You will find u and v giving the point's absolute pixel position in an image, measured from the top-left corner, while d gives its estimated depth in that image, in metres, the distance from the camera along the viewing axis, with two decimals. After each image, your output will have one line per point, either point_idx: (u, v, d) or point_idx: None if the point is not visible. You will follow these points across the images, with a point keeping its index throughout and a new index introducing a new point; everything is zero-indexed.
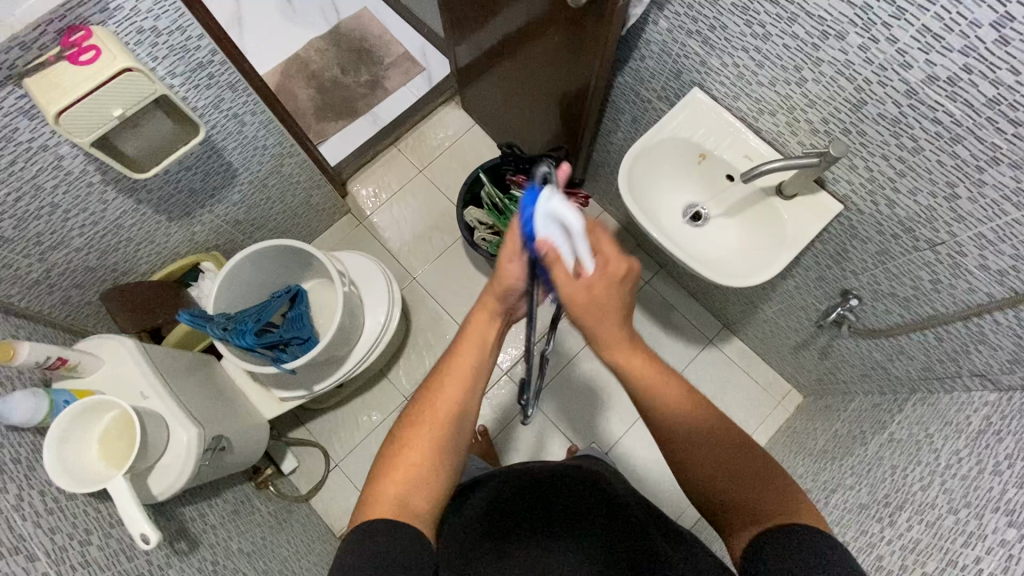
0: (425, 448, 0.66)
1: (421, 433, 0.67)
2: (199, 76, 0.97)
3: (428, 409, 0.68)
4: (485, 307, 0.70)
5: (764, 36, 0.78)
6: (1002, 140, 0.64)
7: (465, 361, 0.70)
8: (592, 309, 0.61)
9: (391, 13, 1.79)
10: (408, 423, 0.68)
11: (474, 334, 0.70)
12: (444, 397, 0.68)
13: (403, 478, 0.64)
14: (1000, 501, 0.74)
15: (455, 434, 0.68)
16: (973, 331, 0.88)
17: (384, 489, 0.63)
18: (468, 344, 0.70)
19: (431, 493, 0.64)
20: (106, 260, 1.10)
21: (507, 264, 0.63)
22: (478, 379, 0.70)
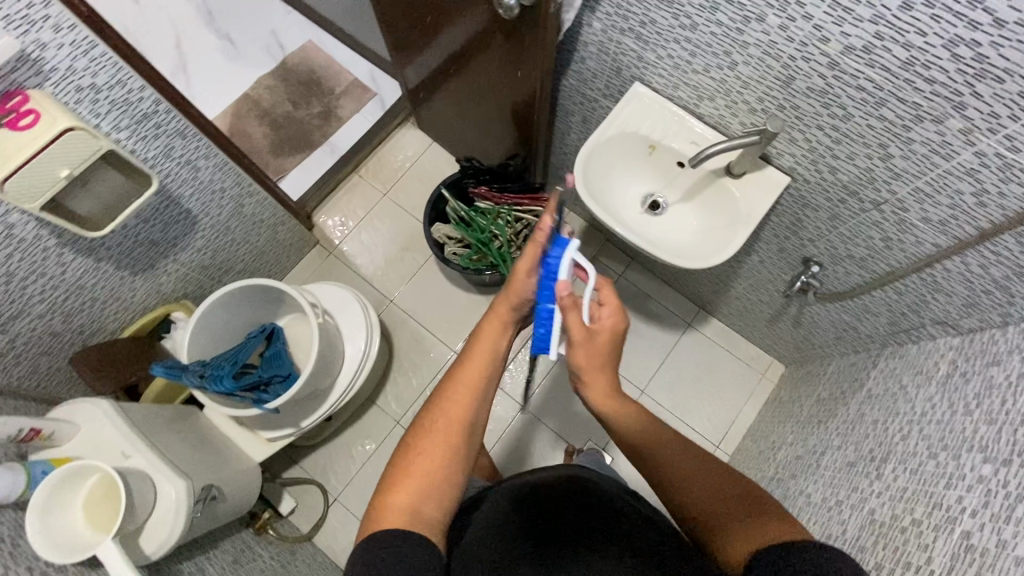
0: (441, 457, 0.67)
1: (432, 437, 0.68)
2: (145, 127, 0.96)
3: (444, 412, 0.70)
4: (496, 316, 0.76)
5: (691, 27, 0.82)
6: (922, 99, 0.68)
7: (477, 365, 0.73)
8: (592, 358, 0.71)
9: (336, 43, 1.80)
10: (423, 433, 0.69)
11: (487, 342, 0.75)
12: (460, 398, 0.71)
13: (414, 486, 0.64)
14: (974, 440, 0.77)
15: (467, 444, 0.70)
16: (928, 281, 0.92)
17: (397, 500, 0.63)
18: (482, 347, 0.74)
19: (441, 506, 0.64)
20: (73, 322, 1.08)
21: (520, 278, 0.73)
22: (489, 388, 0.73)
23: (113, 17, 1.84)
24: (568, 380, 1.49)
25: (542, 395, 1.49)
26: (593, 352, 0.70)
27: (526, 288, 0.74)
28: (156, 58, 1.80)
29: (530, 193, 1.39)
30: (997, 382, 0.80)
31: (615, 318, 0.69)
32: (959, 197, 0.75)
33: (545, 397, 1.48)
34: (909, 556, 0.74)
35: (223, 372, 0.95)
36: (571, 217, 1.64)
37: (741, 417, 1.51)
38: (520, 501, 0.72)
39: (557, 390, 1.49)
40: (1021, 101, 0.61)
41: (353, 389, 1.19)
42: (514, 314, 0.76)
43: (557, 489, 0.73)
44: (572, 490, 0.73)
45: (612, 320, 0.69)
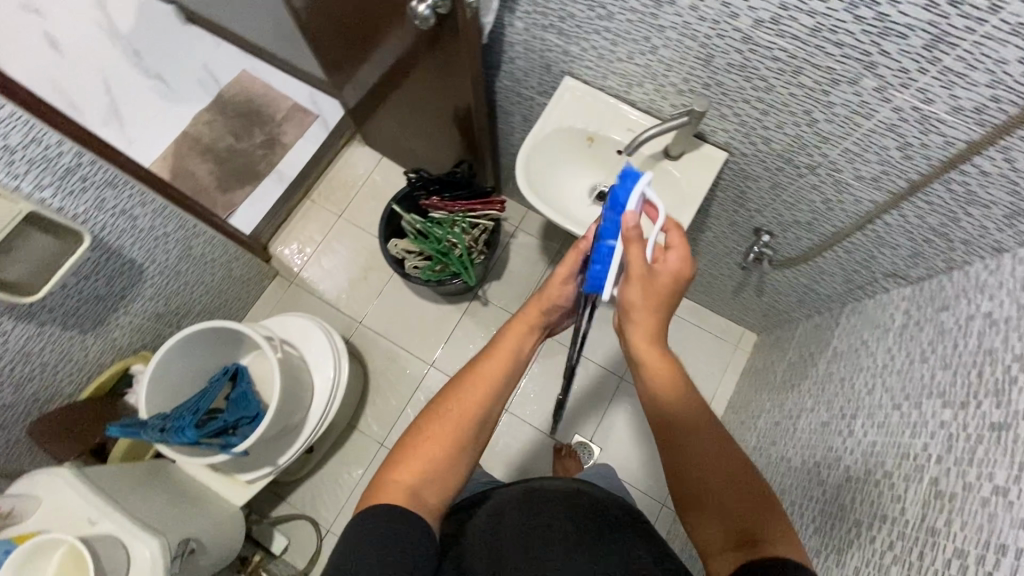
0: (448, 443, 0.64)
1: (444, 426, 0.65)
2: (70, 182, 0.93)
3: (456, 402, 0.66)
4: (525, 319, 0.72)
5: (608, 16, 0.82)
6: (835, 63, 0.69)
7: (497, 363, 0.68)
8: (647, 296, 0.62)
9: (271, 70, 1.77)
10: (432, 415, 0.66)
11: (511, 341, 0.70)
12: (473, 393, 0.66)
13: (420, 469, 0.63)
14: (932, 386, 0.79)
15: (474, 439, 0.66)
16: (873, 237, 0.94)
17: (400, 475, 0.62)
18: (505, 346, 0.69)
19: (442, 492, 0.63)
20: (24, 392, 1.04)
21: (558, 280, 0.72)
22: (504, 389, 0.68)
23: (28, 65, 1.74)
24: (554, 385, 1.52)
25: (523, 396, 1.52)
26: (657, 284, 0.62)
27: (560, 295, 0.73)
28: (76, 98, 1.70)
29: (482, 197, 1.38)
30: (947, 327, 0.82)
31: (684, 262, 0.61)
32: (886, 153, 0.77)
33: (526, 399, 1.52)
34: (884, 508, 0.76)
35: (185, 422, 0.93)
36: (531, 215, 1.64)
37: (721, 391, 1.53)
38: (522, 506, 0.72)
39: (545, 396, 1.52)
40: (925, 54, 0.62)
41: (328, 420, 1.18)
42: (544, 319, 0.73)
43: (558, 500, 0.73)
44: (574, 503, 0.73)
45: (682, 261, 0.61)
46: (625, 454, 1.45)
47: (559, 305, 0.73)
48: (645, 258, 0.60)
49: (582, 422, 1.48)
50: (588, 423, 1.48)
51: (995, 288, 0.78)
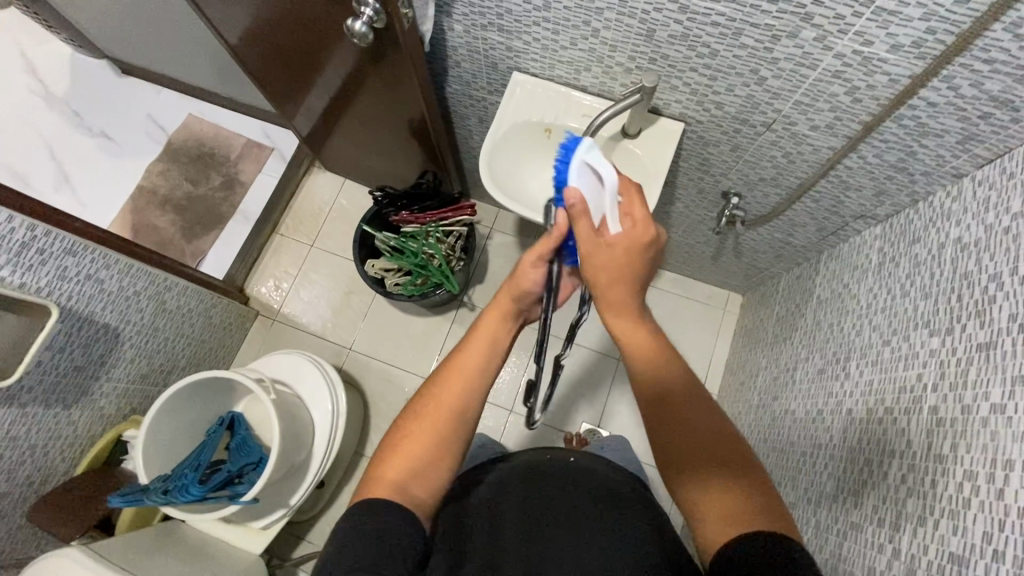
0: (430, 439, 0.64)
1: (424, 423, 0.64)
2: (28, 257, 0.90)
3: (434, 396, 0.65)
4: (498, 310, 0.67)
5: (545, 6, 0.82)
6: (773, 19, 0.70)
7: (476, 353, 0.66)
8: (606, 273, 0.60)
9: (218, 110, 1.73)
10: (414, 413, 0.65)
11: (487, 332, 0.66)
12: (449, 388, 0.65)
13: (406, 465, 0.62)
14: (917, 317, 0.81)
15: (457, 432, 0.65)
16: (837, 182, 0.95)
17: (385, 472, 0.62)
18: (481, 336, 0.66)
19: (431, 486, 0.63)
20: (16, 478, 1.00)
21: (523, 251, 0.64)
22: (486, 380, 0.66)
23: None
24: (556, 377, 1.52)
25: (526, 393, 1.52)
26: (612, 259, 0.59)
27: (531, 280, 0.65)
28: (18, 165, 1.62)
29: (452, 204, 1.37)
30: (922, 258, 0.84)
31: (640, 229, 0.58)
32: (836, 99, 0.78)
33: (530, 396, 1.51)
34: (892, 444, 0.77)
35: (188, 480, 0.91)
36: (502, 214, 1.63)
37: (716, 356, 1.55)
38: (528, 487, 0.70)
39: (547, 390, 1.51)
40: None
41: (333, 452, 1.17)
42: (519, 307, 0.67)
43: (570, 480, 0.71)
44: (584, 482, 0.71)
45: (643, 217, 0.58)
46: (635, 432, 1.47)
47: (529, 290, 0.66)
48: (597, 231, 0.59)
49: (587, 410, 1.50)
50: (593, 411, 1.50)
51: (960, 214, 0.79)
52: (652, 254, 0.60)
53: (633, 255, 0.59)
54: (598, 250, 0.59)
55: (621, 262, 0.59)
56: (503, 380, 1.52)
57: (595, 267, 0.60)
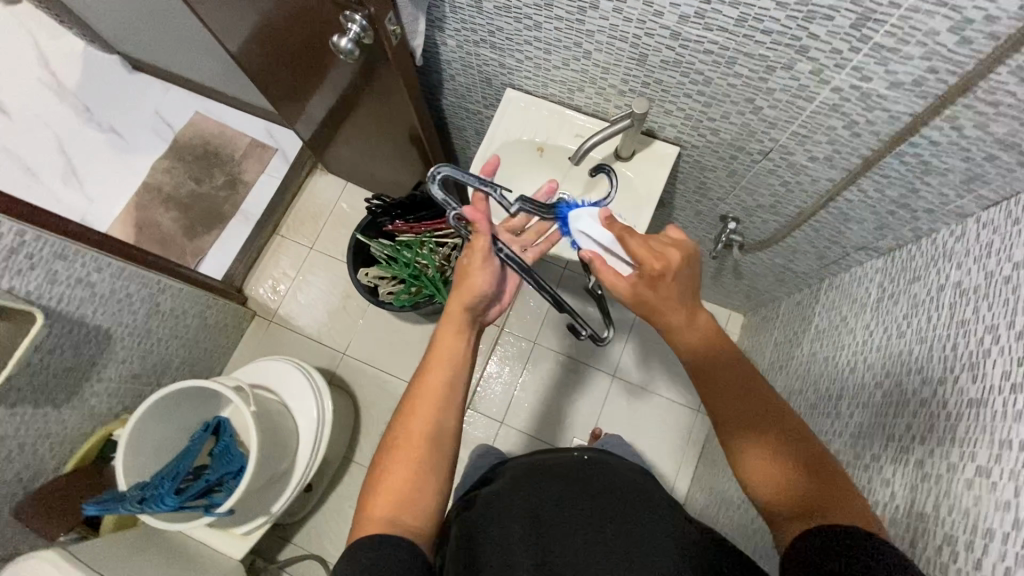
0: (410, 468, 0.62)
1: (401, 452, 0.62)
2: (16, 261, 0.92)
3: (404, 429, 0.64)
4: (451, 318, 0.69)
5: (536, 26, 0.80)
6: (766, 50, 0.67)
7: (437, 376, 0.66)
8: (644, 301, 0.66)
9: (224, 108, 1.74)
10: (387, 449, 0.64)
11: (445, 351, 0.67)
12: (422, 411, 0.64)
13: (392, 496, 0.60)
14: (910, 362, 0.77)
15: (437, 454, 0.63)
16: (836, 214, 0.91)
17: (372, 508, 0.60)
18: (439, 356, 0.67)
19: (422, 511, 0.61)
20: (4, 476, 1.02)
21: (476, 271, 0.71)
22: (454, 395, 0.66)
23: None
24: (548, 389, 1.51)
25: (519, 405, 1.50)
26: (636, 293, 0.66)
27: (481, 282, 0.70)
28: (27, 158, 1.63)
29: (447, 215, 1.35)
30: (920, 299, 0.80)
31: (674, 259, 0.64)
32: (834, 132, 0.75)
33: (522, 408, 1.50)
34: (875, 495, 0.74)
35: (165, 490, 0.91)
36: None
37: None
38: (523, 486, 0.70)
39: (541, 404, 1.50)
40: (854, 32, 0.60)
41: (318, 458, 1.17)
42: (473, 309, 0.71)
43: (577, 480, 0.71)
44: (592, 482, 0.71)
45: (651, 251, 0.65)
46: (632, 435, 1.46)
47: (480, 289, 0.71)
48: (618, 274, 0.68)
49: (582, 424, 1.47)
50: (587, 424, 1.48)
51: (962, 256, 0.75)
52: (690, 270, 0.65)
53: (656, 287, 0.65)
54: (625, 288, 0.66)
55: (653, 292, 0.65)
56: (495, 392, 1.51)
57: (631, 303, 0.66)
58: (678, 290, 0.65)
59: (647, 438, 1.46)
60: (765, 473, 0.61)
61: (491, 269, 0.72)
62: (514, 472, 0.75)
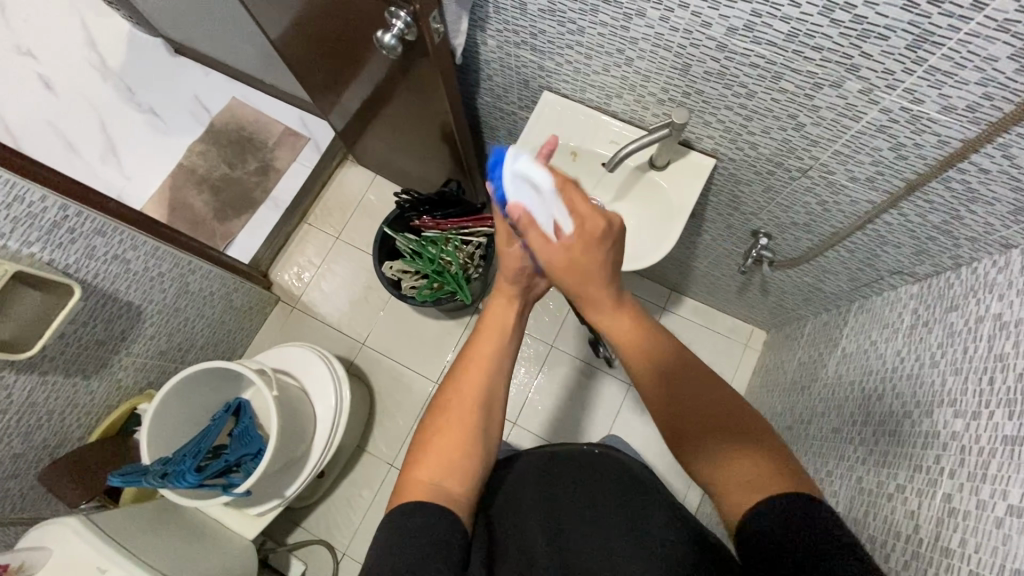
0: (461, 433, 0.62)
1: (451, 417, 0.63)
2: (58, 236, 0.95)
3: (454, 397, 0.64)
4: (501, 291, 0.69)
5: (579, 31, 0.79)
6: (815, 67, 0.66)
7: (487, 344, 0.67)
8: (571, 274, 0.62)
9: (260, 95, 1.77)
10: (435, 417, 0.64)
11: (495, 319, 0.68)
12: (470, 378, 0.65)
13: (436, 462, 0.60)
14: (942, 393, 0.75)
15: (484, 421, 0.64)
16: (874, 236, 0.89)
17: (417, 476, 0.59)
18: (490, 325, 0.67)
19: (465, 483, 0.60)
20: (33, 440, 1.05)
21: (507, 250, 0.66)
22: (503, 362, 0.67)
23: (18, 105, 1.68)
24: (564, 393, 1.50)
25: (533, 407, 1.50)
26: (571, 259, 0.61)
27: (518, 258, 0.66)
28: (68, 133, 1.68)
29: (473, 213, 1.36)
30: (957, 328, 0.78)
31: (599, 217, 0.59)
32: (879, 153, 0.73)
33: (537, 410, 1.49)
34: (898, 525, 0.73)
35: (185, 467, 0.93)
36: None
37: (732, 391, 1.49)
38: (536, 476, 0.73)
39: (555, 407, 1.49)
40: (909, 54, 0.59)
41: (334, 444, 1.18)
42: (523, 287, 0.69)
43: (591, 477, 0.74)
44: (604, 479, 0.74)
45: (589, 208, 0.59)
46: (646, 444, 1.45)
47: (521, 266, 0.67)
48: (549, 238, 0.61)
49: (595, 429, 1.46)
50: (601, 430, 1.47)
51: (1004, 287, 0.73)
52: (616, 238, 0.61)
53: (593, 247, 0.60)
54: (557, 255, 0.61)
55: (586, 255, 0.60)
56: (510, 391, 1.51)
57: (563, 274, 0.62)
58: (610, 256, 0.61)
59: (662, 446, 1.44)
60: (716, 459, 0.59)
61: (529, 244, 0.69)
62: (536, 461, 0.76)
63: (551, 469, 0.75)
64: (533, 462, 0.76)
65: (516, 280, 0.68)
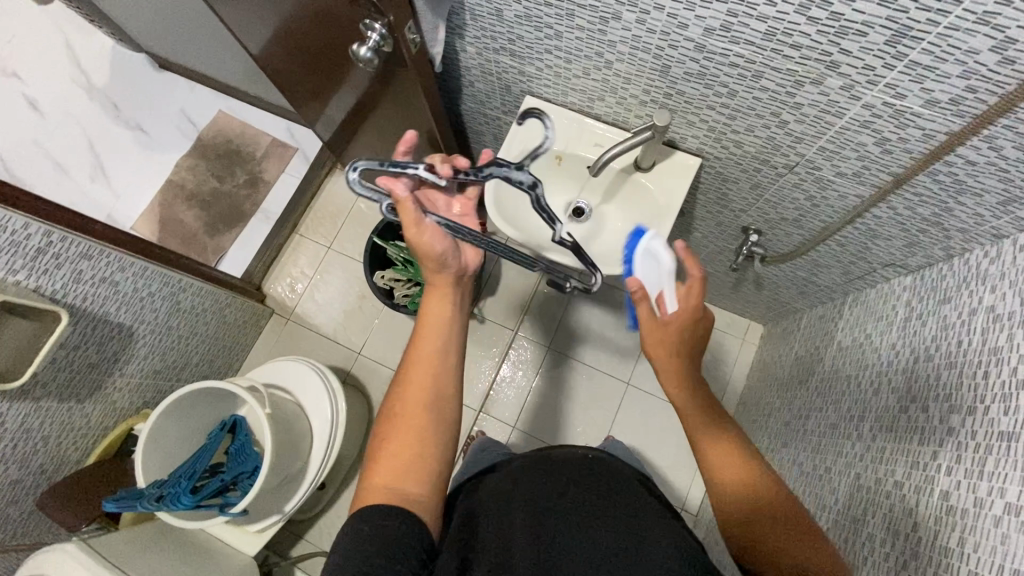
0: (412, 433, 0.62)
1: (402, 419, 0.62)
2: (43, 261, 0.94)
3: (403, 393, 0.64)
4: (436, 290, 0.71)
5: (557, 35, 0.78)
6: (794, 64, 0.65)
7: (432, 340, 0.67)
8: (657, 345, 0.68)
9: (246, 107, 1.76)
10: (386, 418, 0.64)
11: (433, 315, 0.68)
12: (419, 376, 0.65)
13: (392, 465, 0.60)
14: (938, 387, 0.74)
15: (436, 418, 0.63)
16: (864, 229, 0.88)
17: (376, 476, 0.59)
18: (431, 324, 0.68)
19: (424, 481, 0.60)
20: (29, 466, 1.05)
21: (424, 240, 0.70)
22: (449, 357, 0.67)
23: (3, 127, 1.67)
24: (562, 395, 1.50)
25: (531, 410, 1.49)
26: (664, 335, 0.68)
27: (431, 244, 0.71)
28: (55, 153, 1.67)
29: None
30: (950, 321, 0.77)
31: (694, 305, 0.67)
32: (864, 148, 0.72)
33: (535, 413, 1.49)
34: (897, 522, 0.72)
35: (181, 489, 0.93)
36: None
37: (731, 386, 1.49)
38: (522, 477, 0.73)
39: (551, 409, 1.49)
40: (889, 49, 0.58)
41: (331, 457, 1.18)
42: (445, 271, 0.71)
43: (582, 476, 0.73)
44: (594, 479, 0.72)
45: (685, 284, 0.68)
46: (645, 442, 1.45)
47: (435, 249, 0.71)
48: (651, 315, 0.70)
49: (593, 430, 1.47)
50: (600, 430, 1.47)
51: (997, 279, 0.72)
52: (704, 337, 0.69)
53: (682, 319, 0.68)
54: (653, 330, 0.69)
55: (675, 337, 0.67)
56: (508, 395, 1.50)
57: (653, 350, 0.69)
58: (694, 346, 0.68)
59: (661, 444, 1.45)
60: (726, 464, 0.63)
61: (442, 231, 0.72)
62: (520, 465, 0.77)
63: (537, 470, 0.74)
64: (519, 467, 0.76)
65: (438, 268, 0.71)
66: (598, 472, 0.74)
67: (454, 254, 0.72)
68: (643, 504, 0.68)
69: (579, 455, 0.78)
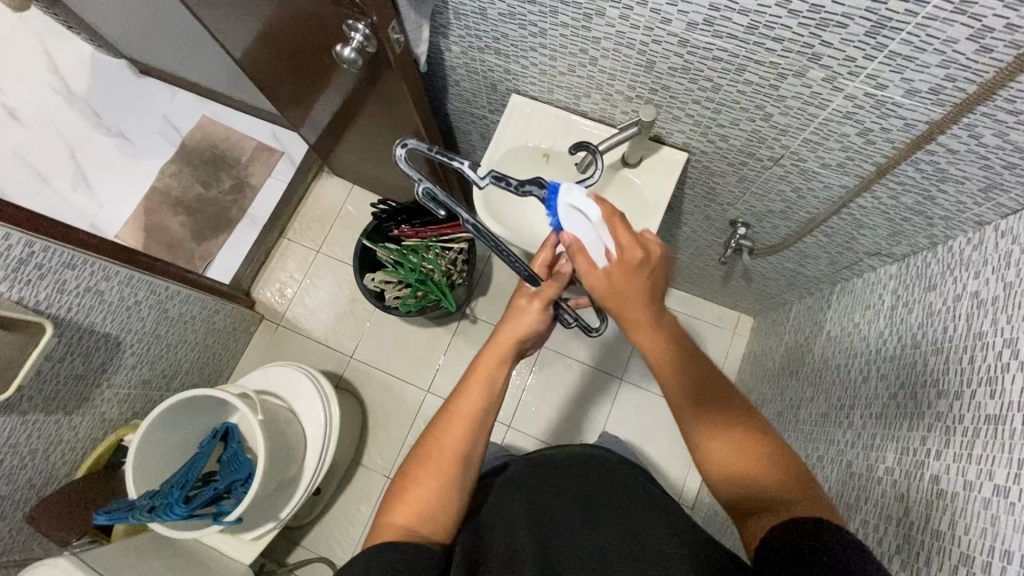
0: (435, 489, 0.61)
1: (426, 474, 0.61)
2: (26, 272, 0.93)
3: (432, 450, 0.62)
4: (492, 349, 0.65)
5: (541, 33, 0.78)
6: (778, 57, 0.65)
7: (470, 403, 0.63)
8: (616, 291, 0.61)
9: (230, 112, 1.74)
10: (412, 463, 0.63)
11: (479, 382, 0.64)
12: (451, 436, 0.62)
13: (411, 509, 0.60)
14: (925, 372, 0.75)
15: (461, 477, 0.62)
16: (849, 220, 0.90)
17: (392, 516, 0.59)
18: (476, 387, 0.64)
19: (439, 526, 0.60)
20: (18, 481, 1.03)
21: (531, 317, 0.65)
22: (485, 425, 0.64)
23: None
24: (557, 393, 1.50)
25: (527, 410, 1.49)
26: (615, 285, 0.61)
27: (535, 326, 0.66)
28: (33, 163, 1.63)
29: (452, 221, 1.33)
30: (936, 308, 0.78)
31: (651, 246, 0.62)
32: (847, 139, 0.73)
33: (532, 412, 1.49)
34: (888, 508, 0.73)
35: (174, 499, 0.92)
36: None
37: None
38: (526, 476, 0.73)
39: (547, 408, 1.49)
40: (869, 40, 0.59)
41: (326, 464, 1.17)
42: (516, 347, 0.66)
43: (582, 476, 0.72)
44: (593, 478, 0.72)
45: (630, 237, 0.60)
46: (641, 437, 1.45)
47: (530, 333, 0.66)
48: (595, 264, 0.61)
49: (589, 427, 1.47)
50: (595, 428, 1.47)
51: (980, 265, 0.73)
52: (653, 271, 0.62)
53: (632, 275, 0.60)
54: (598, 280, 0.61)
55: (626, 283, 0.61)
56: (503, 394, 1.50)
57: (605, 300, 0.62)
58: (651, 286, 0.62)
59: (657, 438, 1.45)
60: (716, 441, 0.60)
61: (548, 316, 0.67)
62: (519, 465, 0.76)
63: (535, 470, 0.74)
64: (516, 466, 0.76)
65: (509, 342, 0.65)
66: (596, 469, 0.74)
67: (534, 339, 0.68)
68: (641, 498, 0.69)
69: (577, 449, 0.78)
